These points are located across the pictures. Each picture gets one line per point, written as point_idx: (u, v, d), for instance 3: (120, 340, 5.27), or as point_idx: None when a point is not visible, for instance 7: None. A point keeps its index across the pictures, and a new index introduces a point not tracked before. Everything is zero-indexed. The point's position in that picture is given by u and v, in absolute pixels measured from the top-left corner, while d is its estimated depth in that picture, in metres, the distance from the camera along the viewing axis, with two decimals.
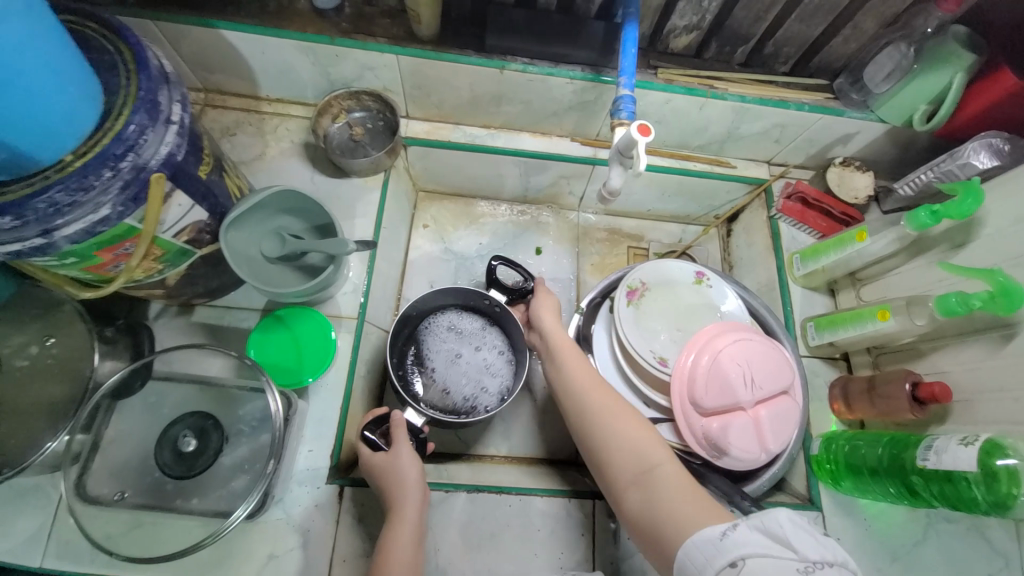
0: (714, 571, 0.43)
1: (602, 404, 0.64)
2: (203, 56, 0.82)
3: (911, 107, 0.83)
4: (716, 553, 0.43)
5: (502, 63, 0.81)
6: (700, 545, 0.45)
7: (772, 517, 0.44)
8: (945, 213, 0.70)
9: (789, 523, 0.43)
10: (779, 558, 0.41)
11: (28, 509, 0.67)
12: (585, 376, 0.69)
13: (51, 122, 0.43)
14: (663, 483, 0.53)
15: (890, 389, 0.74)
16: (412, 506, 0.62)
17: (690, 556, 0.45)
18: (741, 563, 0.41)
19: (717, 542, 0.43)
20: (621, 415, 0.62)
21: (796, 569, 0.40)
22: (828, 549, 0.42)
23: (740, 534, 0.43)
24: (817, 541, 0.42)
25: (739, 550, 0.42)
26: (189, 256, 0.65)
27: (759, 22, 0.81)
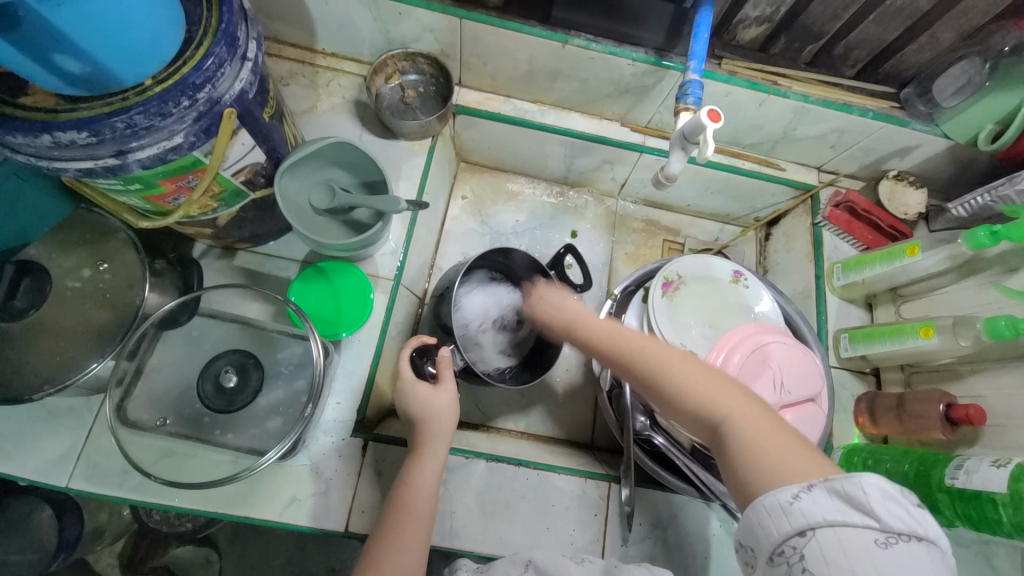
0: (781, 534, 0.43)
1: (654, 365, 0.56)
2: (266, 2, 0.81)
3: (977, 126, 0.80)
4: (786, 517, 0.43)
5: (565, 37, 0.79)
6: (770, 507, 0.44)
7: (856, 483, 0.42)
8: (1005, 236, 0.68)
9: (873, 492, 0.42)
10: (855, 527, 0.41)
11: (59, 429, 0.69)
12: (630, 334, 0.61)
13: (138, 43, 0.43)
14: (740, 444, 0.48)
15: (922, 408, 0.73)
16: (441, 441, 0.65)
17: (760, 516, 0.44)
18: (811, 533, 0.42)
19: (789, 510, 0.43)
20: (680, 370, 0.54)
21: (874, 540, 0.40)
22: (911, 518, 0.41)
23: (815, 501, 0.42)
24: (903, 513, 0.41)
25: (811, 518, 0.42)
26: (243, 198, 0.66)
27: (835, 20, 0.79)
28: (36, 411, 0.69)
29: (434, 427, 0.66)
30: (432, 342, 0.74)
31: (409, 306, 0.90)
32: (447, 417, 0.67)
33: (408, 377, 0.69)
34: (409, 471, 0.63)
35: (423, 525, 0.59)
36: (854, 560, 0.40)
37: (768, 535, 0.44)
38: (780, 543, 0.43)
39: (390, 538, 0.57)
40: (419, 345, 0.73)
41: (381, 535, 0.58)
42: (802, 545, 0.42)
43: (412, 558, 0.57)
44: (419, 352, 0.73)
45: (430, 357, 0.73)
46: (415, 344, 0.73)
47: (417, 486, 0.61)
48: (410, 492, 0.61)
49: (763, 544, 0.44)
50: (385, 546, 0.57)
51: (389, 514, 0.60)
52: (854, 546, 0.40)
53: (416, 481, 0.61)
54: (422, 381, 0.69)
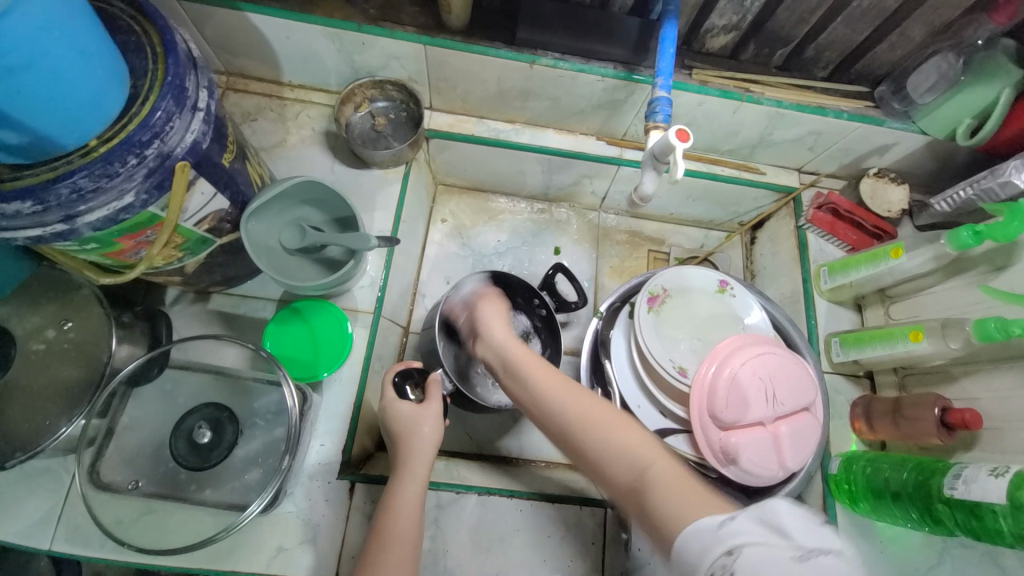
0: (709, 562, 0.37)
1: (575, 409, 0.55)
2: (227, 39, 0.80)
3: (955, 120, 0.80)
4: (713, 541, 0.38)
5: (532, 58, 0.78)
6: (694, 532, 0.39)
7: (772, 504, 0.38)
8: (988, 236, 0.67)
9: (789, 508, 0.38)
10: (777, 546, 0.36)
11: (37, 490, 0.67)
12: (542, 377, 0.60)
13: (77, 106, 0.42)
14: (657, 489, 0.45)
15: (916, 412, 0.72)
16: (423, 461, 0.63)
17: (687, 546, 0.39)
18: (737, 554, 0.36)
19: (712, 529, 0.38)
20: (602, 419, 0.53)
21: (793, 557, 0.36)
22: (827, 533, 0.37)
23: (739, 522, 0.38)
24: (822, 532, 0.37)
25: (736, 538, 0.37)
26: (209, 244, 0.64)
27: (802, 24, 0.78)
28: (14, 472, 0.67)
29: (425, 451, 0.64)
30: (420, 366, 0.74)
31: (393, 337, 0.88)
32: (428, 435, 0.65)
33: (389, 397, 0.69)
34: (391, 494, 0.61)
35: (410, 549, 0.57)
36: None
37: (699, 561, 0.38)
38: (710, 569, 0.37)
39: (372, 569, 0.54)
40: (406, 368, 0.73)
41: (364, 566, 0.55)
42: (729, 568, 0.36)
43: None
44: (403, 376, 0.72)
45: (414, 379, 0.72)
46: (402, 368, 0.72)
47: (401, 510, 0.59)
48: (394, 515, 0.58)
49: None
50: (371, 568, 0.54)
51: (372, 540, 0.57)
52: (776, 566, 0.35)
53: (399, 510, 0.59)
54: (404, 400, 0.68)
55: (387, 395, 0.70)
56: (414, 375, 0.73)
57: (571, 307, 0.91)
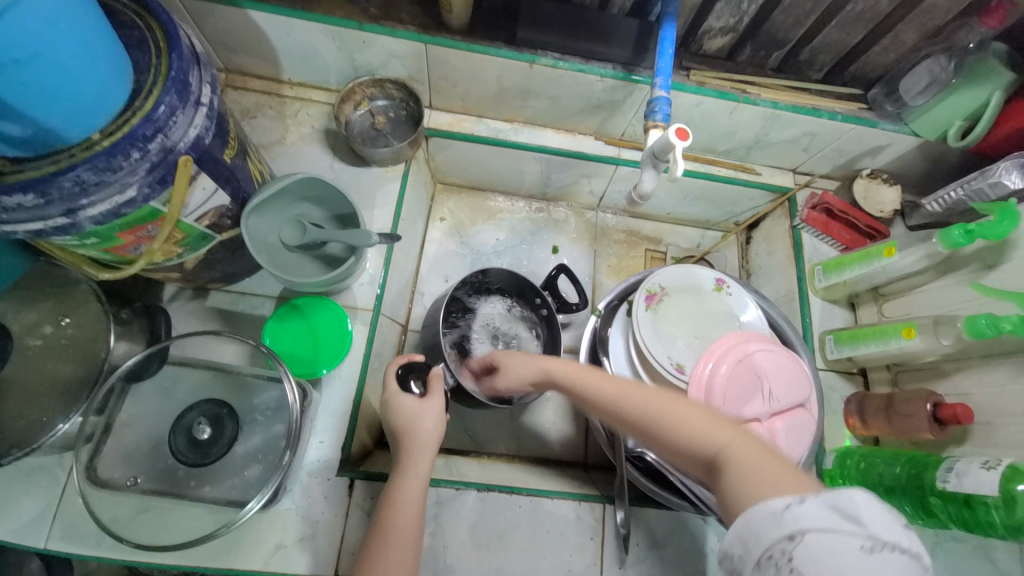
0: (770, 541, 0.39)
1: (636, 400, 0.55)
2: (227, 36, 0.80)
3: (946, 123, 0.81)
4: (776, 523, 0.39)
5: (532, 57, 0.79)
6: (757, 516, 0.40)
7: (846, 494, 0.38)
8: (979, 234, 0.68)
9: (864, 501, 0.38)
10: (844, 535, 0.37)
11: (32, 488, 0.66)
12: (596, 376, 0.61)
13: (81, 99, 0.42)
14: (731, 470, 0.45)
15: (909, 408, 0.73)
16: (422, 455, 0.63)
17: (749, 525, 0.40)
18: (800, 537, 0.37)
19: (775, 512, 0.39)
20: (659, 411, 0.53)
21: (861, 548, 0.36)
22: (901, 531, 0.37)
23: (807, 509, 0.38)
24: (893, 527, 0.37)
25: (801, 524, 0.38)
26: (209, 241, 0.64)
27: (798, 27, 0.79)
28: (9, 471, 0.66)
29: (424, 447, 0.64)
30: (422, 359, 0.73)
31: (392, 335, 0.88)
32: (430, 430, 0.66)
33: (392, 389, 0.69)
34: (392, 488, 0.61)
35: (410, 544, 0.57)
36: (841, 566, 0.36)
37: (757, 540, 0.39)
38: (769, 548, 0.39)
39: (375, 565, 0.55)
40: (407, 362, 0.72)
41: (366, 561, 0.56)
42: (791, 548, 0.37)
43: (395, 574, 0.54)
44: (406, 369, 0.71)
45: (417, 372, 0.71)
46: (404, 362, 0.72)
47: (402, 503, 0.59)
48: (395, 509, 0.59)
49: (750, 553, 0.40)
50: (372, 561, 0.55)
51: (375, 532, 0.58)
52: (841, 554, 0.36)
53: (401, 504, 0.59)
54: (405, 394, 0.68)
55: (389, 388, 0.69)
56: (416, 368, 0.72)
57: (571, 308, 0.90)
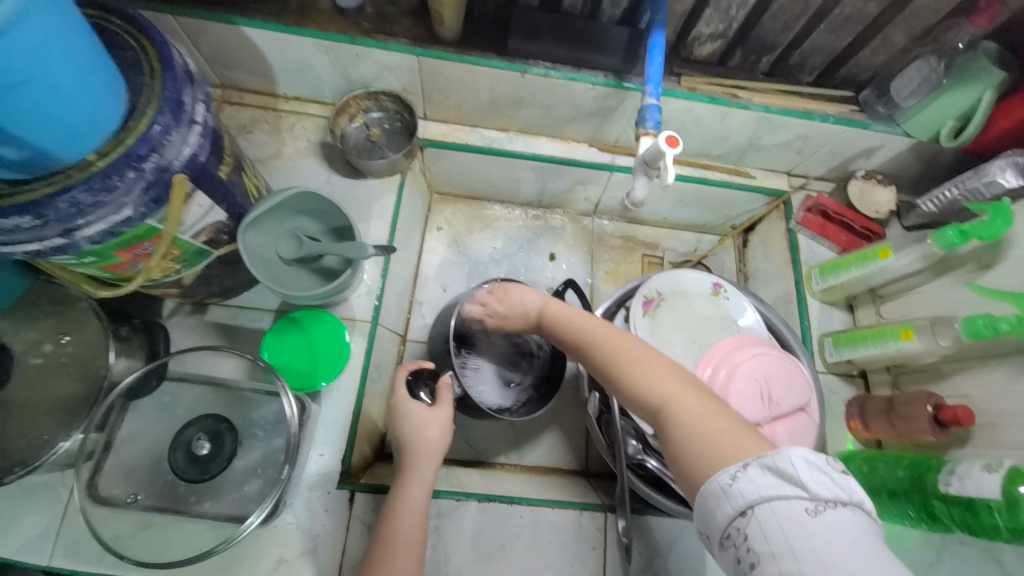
0: (726, 519, 0.43)
1: (606, 353, 0.60)
2: (222, 53, 0.81)
3: (938, 122, 0.82)
4: (727, 499, 0.43)
5: (523, 67, 0.79)
6: (710, 493, 0.44)
7: (784, 457, 0.43)
8: (974, 234, 0.68)
9: (801, 462, 0.42)
10: (787, 500, 0.41)
11: (35, 506, 0.66)
12: (582, 321, 0.65)
13: (76, 121, 0.42)
14: (673, 422, 0.50)
15: (909, 410, 0.73)
16: (428, 465, 0.64)
17: (704, 503, 0.45)
18: (749, 511, 0.42)
19: (724, 488, 0.43)
20: (635, 360, 0.57)
21: (802, 509, 0.40)
22: (837, 484, 0.42)
23: (750, 479, 0.43)
24: (831, 481, 0.42)
25: (747, 496, 0.42)
26: (206, 256, 0.64)
27: (787, 31, 0.80)
28: (10, 489, 0.67)
29: (430, 458, 0.65)
30: (430, 366, 0.72)
31: (390, 345, 0.88)
32: (436, 440, 0.65)
33: (401, 394, 0.68)
34: (395, 497, 0.62)
35: (414, 554, 0.58)
36: (790, 533, 0.40)
37: (715, 520, 0.43)
38: (728, 527, 0.43)
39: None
40: (415, 369, 0.71)
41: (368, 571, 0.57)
42: (745, 523, 0.42)
43: None
44: (415, 376, 0.71)
45: (425, 380, 0.71)
46: (411, 368, 0.71)
47: (406, 515, 0.60)
48: (399, 520, 0.59)
49: (714, 531, 0.44)
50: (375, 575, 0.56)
51: (377, 541, 0.59)
52: (785, 518, 0.40)
53: (405, 515, 0.60)
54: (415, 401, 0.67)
55: (397, 392, 0.69)
56: (425, 376, 0.71)
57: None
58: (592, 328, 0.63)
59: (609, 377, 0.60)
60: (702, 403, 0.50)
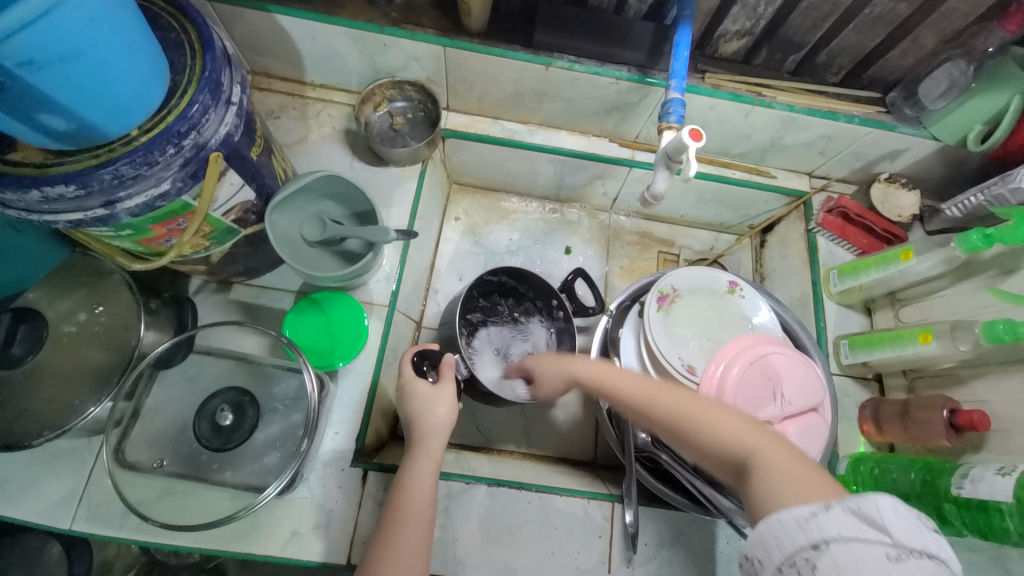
0: (793, 549, 0.39)
1: (667, 405, 0.55)
2: (254, 39, 0.83)
3: (966, 126, 0.80)
4: (800, 532, 0.39)
5: (548, 60, 0.80)
6: (781, 523, 0.40)
7: (870, 499, 0.39)
8: (998, 239, 0.67)
9: (889, 508, 0.38)
10: (867, 542, 0.38)
11: (59, 470, 0.68)
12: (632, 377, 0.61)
13: (122, 97, 0.44)
14: (758, 474, 0.45)
15: (925, 415, 0.72)
16: (437, 444, 0.65)
17: (774, 537, 0.40)
18: (824, 545, 0.38)
19: (800, 520, 0.40)
20: (699, 406, 0.53)
21: (886, 556, 0.37)
22: (924, 536, 0.38)
23: (832, 517, 0.39)
24: (917, 533, 0.38)
25: (826, 531, 0.38)
26: (234, 235, 0.66)
27: (815, 30, 0.79)
28: (37, 453, 0.69)
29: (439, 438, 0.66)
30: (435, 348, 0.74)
31: (406, 331, 0.90)
32: (444, 421, 0.67)
33: (407, 374, 0.70)
34: (404, 474, 0.62)
35: (423, 525, 0.59)
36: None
37: (780, 549, 0.40)
38: (791, 557, 0.39)
39: (384, 550, 0.56)
40: (419, 350, 0.73)
41: (377, 547, 0.57)
42: (816, 557, 0.38)
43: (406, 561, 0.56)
44: (420, 357, 0.73)
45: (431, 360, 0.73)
46: (417, 351, 0.73)
47: (414, 488, 0.61)
48: (409, 494, 0.60)
49: (773, 557, 0.40)
50: (382, 548, 0.57)
51: (386, 516, 0.60)
52: (865, 562, 0.37)
53: (414, 491, 0.60)
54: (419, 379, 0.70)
55: (404, 372, 0.71)
56: (430, 358, 0.73)
57: (589, 312, 0.94)
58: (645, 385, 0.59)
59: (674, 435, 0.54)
60: (784, 453, 0.46)
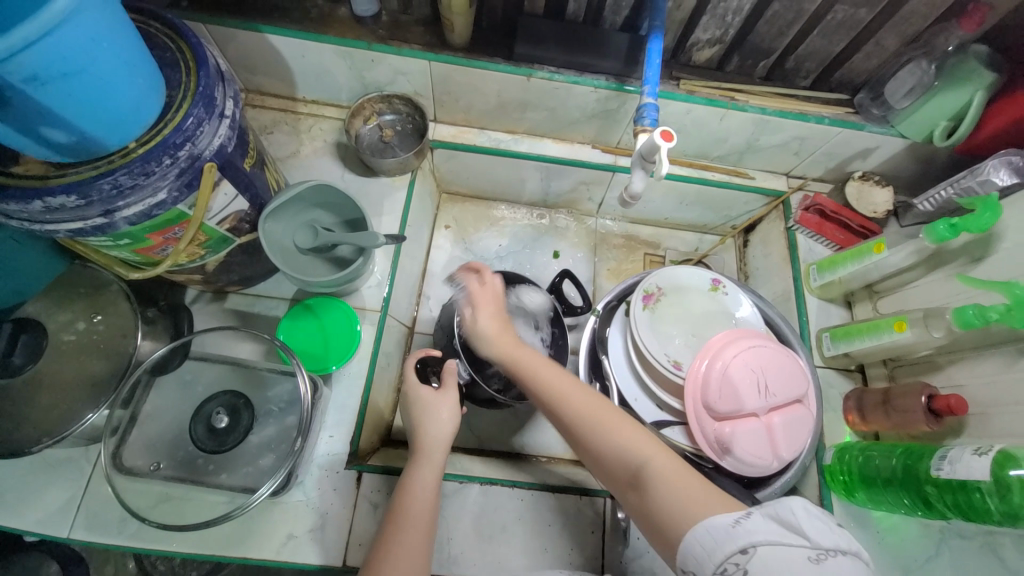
0: (722, 556, 0.43)
1: (573, 408, 0.59)
2: (248, 58, 0.86)
3: (931, 124, 0.84)
4: (726, 538, 0.43)
5: (529, 71, 0.84)
6: (700, 540, 0.44)
7: (785, 505, 0.44)
8: (964, 227, 0.69)
9: (802, 510, 0.43)
10: (790, 544, 0.41)
11: (59, 480, 0.70)
12: (539, 371, 0.64)
13: (120, 111, 0.47)
14: (653, 482, 0.51)
15: (904, 403, 0.74)
16: (440, 450, 0.66)
17: (698, 547, 0.44)
18: (751, 549, 0.42)
19: (727, 529, 0.43)
20: (604, 415, 0.57)
21: (807, 557, 0.41)
22: (838, 535, 0.42)
23: (753, 523, 0.43)
24: (832, 531, 0.42)
25: (751, 537, 0.42)
26: (229, 243, 0.69)
27: (782, 37, 0.83)
28: (36, 464, 0.70)
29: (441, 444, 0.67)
30: (437, 354, 0.78)
31: (399, 336, 0.92)
32: (447, 428, 0.68)
33: (411, 380, 0.72)
34: (407, 479, 0.63)
35: (424, 526, 0.60)
36: None
37: (709, 556, 0.43)
38: (722, 563, 0.43)
39: (389, 550, 0.57)
40: (424, 356, 0.76)
41: (380, 551, 0.58)
42: (743, 564, 0.41)
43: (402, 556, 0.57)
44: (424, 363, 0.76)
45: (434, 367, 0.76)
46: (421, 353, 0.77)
47: (417, 491, 0.62)
48: (411, 498, 0.61)
49: (706, 567, 0.44)
50: (386, 550, 0.57)
51: (389, 522, 0.60)
52: (789, 564, 0.40)
53: (415, 494, 0.62)
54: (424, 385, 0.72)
55: (407, 379, 0.73)
56: (431, 365, 0.77)
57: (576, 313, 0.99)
58: (553, 381, 0.62)
59: (574, 436, 0.59)
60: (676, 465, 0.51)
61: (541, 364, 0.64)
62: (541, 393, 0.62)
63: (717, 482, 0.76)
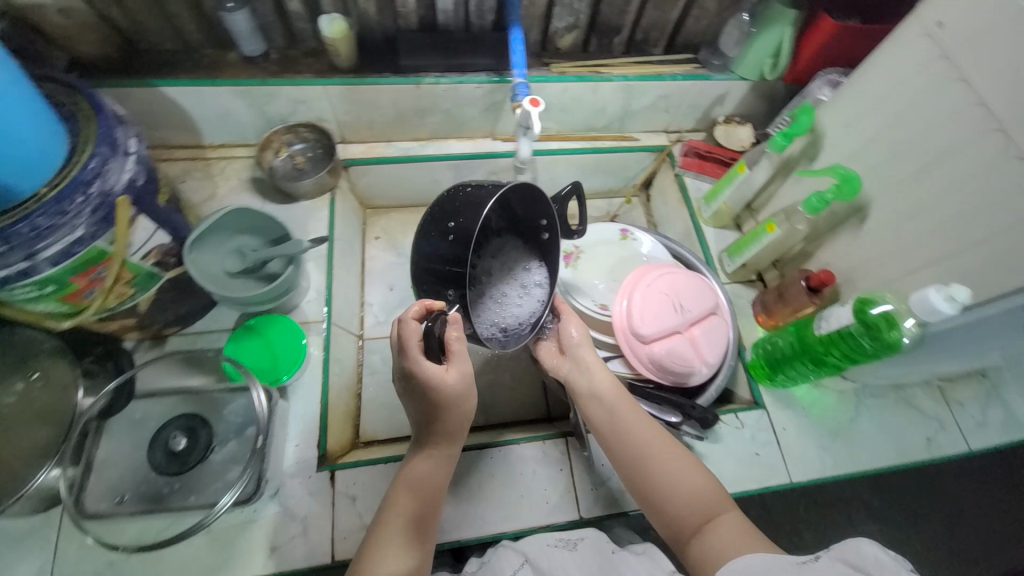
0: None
1: (648, 451, 0.69)
2: (147, 115, 0.90)
3: (760, 63, 0.99)
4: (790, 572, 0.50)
5: (416, 79, 0.93)
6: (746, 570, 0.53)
7: (854, 548, 0.48)
8: (792, 134, 0.84)
9: (870, 552, 0.46)
10: None
11: (23, 554, 0.67)
12: (624, 416, 0.73)
13: (29, 158, 0.51)
14: (717, 525, 0.62)
15: (792, 290, 0.86)
16: (440, 471, 0.67)
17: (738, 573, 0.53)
18: None
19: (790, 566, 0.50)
20: (675, 463, 0.68)
21: None
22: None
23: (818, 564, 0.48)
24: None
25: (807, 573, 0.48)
26: (157, 279, 0.71)
27: (625, 14, 0.97)
28: None
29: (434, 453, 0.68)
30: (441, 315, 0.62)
31: (348, 343, 0.95)
32: (439, 450, 0.68)
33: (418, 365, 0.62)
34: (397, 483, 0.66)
35: (419, 514, 0.64)
36: None
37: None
38: None
39: (384, 532, 0.62)
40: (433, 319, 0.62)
41: (376, 539, 0.62)
42: None
43: (396, 537, 0.61)
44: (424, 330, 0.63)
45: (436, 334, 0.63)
46: (421, 308, 0.64)
47: (403, 493, 0.65)
48: (400, 504, 0.64)
49: None
50: (380, 543, 0.61)
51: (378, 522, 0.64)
52: None
53: (409, 500, 0.64)
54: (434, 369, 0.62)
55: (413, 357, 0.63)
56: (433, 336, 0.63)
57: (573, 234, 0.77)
58: (634, 425, 0.72)
59: (639, 476, 0.69)
60: (734, 516, 0.62)
61: (629, 408, 0.74)
62: (619, 434, 0.72)
63: (659, 399, 0.85)
